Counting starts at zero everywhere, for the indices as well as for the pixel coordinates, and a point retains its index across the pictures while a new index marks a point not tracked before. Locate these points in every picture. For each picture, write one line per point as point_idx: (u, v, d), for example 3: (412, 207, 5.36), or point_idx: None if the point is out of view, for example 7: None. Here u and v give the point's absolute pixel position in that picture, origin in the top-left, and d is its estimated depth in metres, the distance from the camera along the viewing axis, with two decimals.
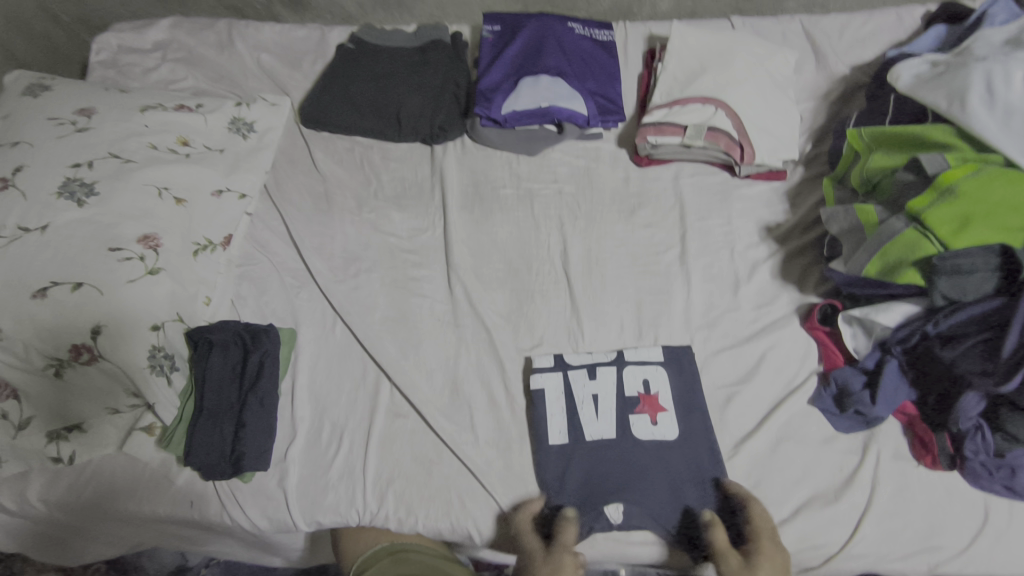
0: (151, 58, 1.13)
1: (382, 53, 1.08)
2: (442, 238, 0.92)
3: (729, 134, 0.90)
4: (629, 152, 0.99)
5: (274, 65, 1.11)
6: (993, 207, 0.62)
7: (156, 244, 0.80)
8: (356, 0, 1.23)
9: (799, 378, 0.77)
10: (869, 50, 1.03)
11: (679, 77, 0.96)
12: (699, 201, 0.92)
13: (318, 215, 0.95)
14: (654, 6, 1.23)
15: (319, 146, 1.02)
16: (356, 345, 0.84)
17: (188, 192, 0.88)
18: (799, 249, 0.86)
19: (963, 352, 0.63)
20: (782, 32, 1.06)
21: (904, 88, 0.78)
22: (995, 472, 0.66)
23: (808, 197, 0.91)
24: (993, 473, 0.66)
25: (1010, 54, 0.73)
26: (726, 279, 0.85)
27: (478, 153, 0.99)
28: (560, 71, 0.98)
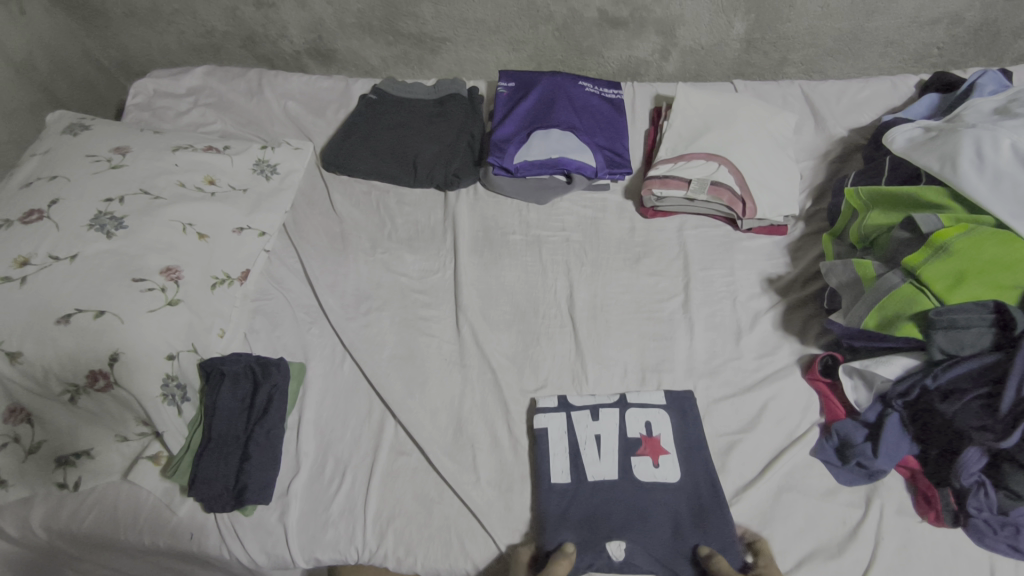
0: (184, 102, 1.20)
1: (402, 104, 1.14)
2: (452, 279, 0.95)
3: (732, 190, 0.94)
4: (634, 203, 1.03)
5: (299, 112, 1.17)
6: (984, 266, 0.65)
7: (177, 276, 0.83)
8: (380, 55, 1.31)
9: (801, 429, 0.77)
10: (864, 115, 1.09)
11: (684, 134, 1.01)
12: (702, 252, 0.95)
13: (333, 254, 0.99)
14: (660, 69, 1.30)
15: (337, 189, 1.07)
16: (363, 381, 0.86)
17: (210, 228, 0.91)
18: (800, 301, 0.88)
19: (963, 407, 0.64)
20: (782, 96, 1.11)
21: (899, 150, 0.83)
22: (999, 530, 0.66)
23: (808, 251, 0.93)
24: (997, 531, 0.66)
25: (998, 123, 0.77)
26: (728, 328, 0.87)
27: (490, 200, 1.04)
28: (572, 125, 1.03)
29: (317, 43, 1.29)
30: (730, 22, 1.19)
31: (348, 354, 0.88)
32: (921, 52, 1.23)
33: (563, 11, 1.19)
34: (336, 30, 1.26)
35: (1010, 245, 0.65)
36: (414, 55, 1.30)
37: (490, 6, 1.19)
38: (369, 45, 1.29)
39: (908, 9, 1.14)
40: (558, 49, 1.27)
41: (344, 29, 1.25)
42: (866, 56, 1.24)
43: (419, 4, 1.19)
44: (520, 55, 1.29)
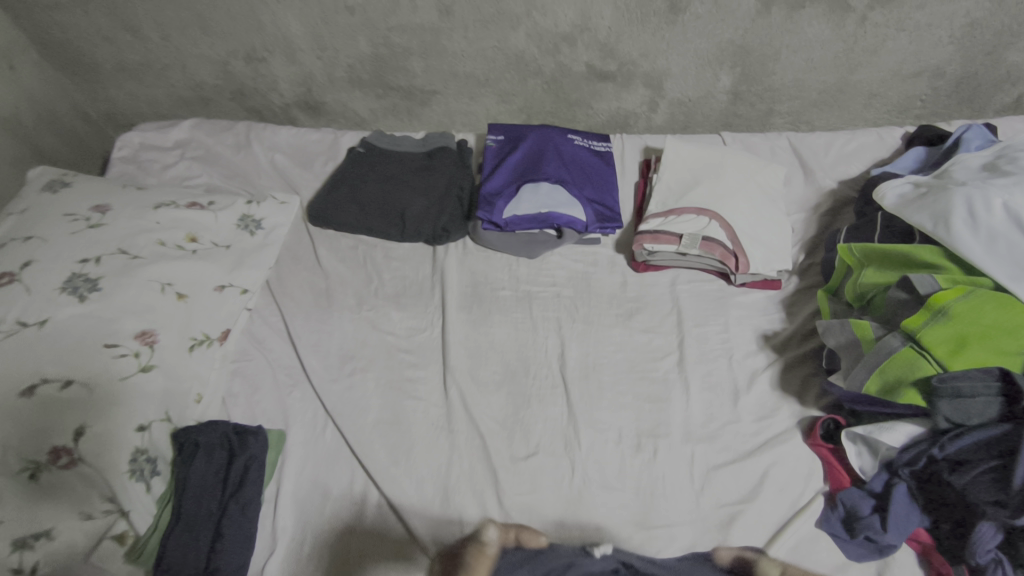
0: (170, 156, 1.19)
1: (390, 157, 1.13)
2: (439, 338, 0.92)
3: (723, 245, 0.93)
4: (626, 257, 1.01)
5: (286, 166, 1.16)
6: (985, 329, 0.63)
7: (153, 339, 0.80)
8: (369, 107, 1.31)
9: (804, 498, 0.74)
10: (853, 167, 1.09)
11: (673, 188, 1.00)
12: (696, 308, 0.93)
13: (317, 312, 0.96)
14: (649, 120, 1.31)
15: (323, 244, 1.05)
16: (345, 448, 0.82)
17: (190, 287, 0.88)
18: (797, 360, 0.86)
19: (973, 480, 0.61)
20: (771, 148, 1.12)
21: (891, 207, 0.82)
22: None
23: (803, 307, 0.92)
24: None
25: (988, 181, 0.76)
26: (725, 389, 0.84)
27: (479, 255, 1.02)
28: (561, 179, 1.02)
29: (307, 95, 1.29)
30: (717, 76, 1.20)
31: (330, 420, 0.84)
32: (905, 103, 1.25)
33: (552, 65, 1.20)
34: (326, 83, 1.26)
35: (1010, 309, 0.63)
36: (403, 107, 1.30)
37: (478, 61, 1.20)
38: (359, 98, 1.29)
39: (891, 63, 1.16)
40: (547, 101, 1.27)
41: (334, 82, 1.26)
42: (851, 108, 1.26)
43: (408, 59, 1.20)
44: (509, 107, 1.29)
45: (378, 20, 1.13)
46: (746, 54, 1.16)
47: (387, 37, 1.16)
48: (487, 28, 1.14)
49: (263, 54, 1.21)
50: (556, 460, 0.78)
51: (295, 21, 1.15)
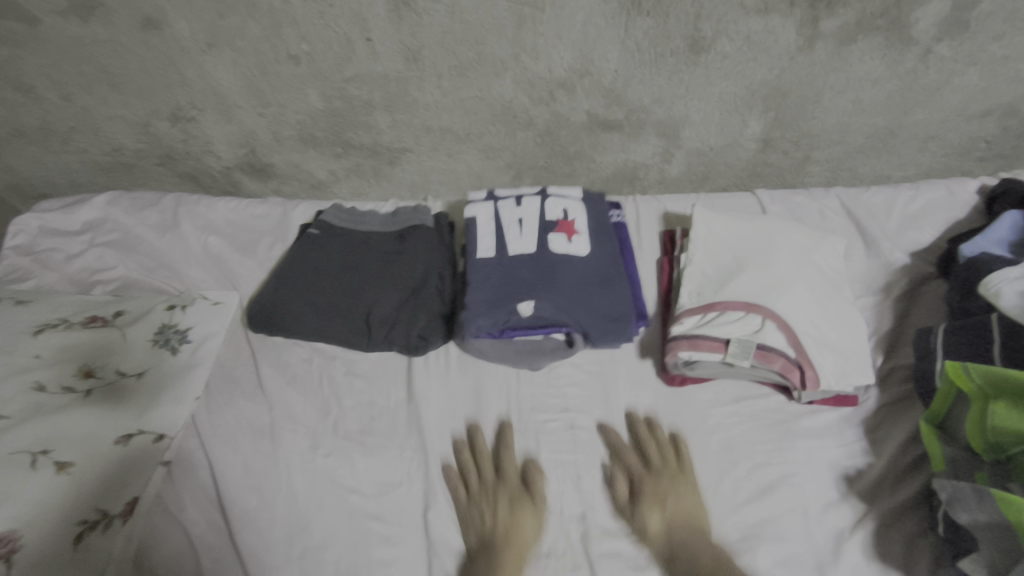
0: (77, 242, 0.96)
1: (353, 241, 0.91)
2: (420, 496, 0.70)
3: (785, 354, 0.72)
4: (654, 365, 0.79)
5: (223, 251, 0.94)
6: None
7: (13, 546, 0.58)
8: (328, 169, 1.09)
9: None
10: (924, 232, 0.88)
11: (709, 274, 0.80)
12: (751, 439, 0.72)
13: (258, 462, 0.73)
14: (662, 172, 1.11)
15: (267, 360, 0.82)
16: None
17: (78, 451, 0.66)
18: (898, 513, 0.64)
19: None
20: (820, 211, 0.92)
21: (1017, 313, 0.62)
22: None
23: (891, 432, 0.71)
24: None
25: None
26: (805, 564, 0.63)
27: (468, 369, 0.80)
28: (538, 283, 0.79)
29: (251, 157, 1.07)
30: (745, 122, 1.00)
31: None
32: (966, 146, 1.05)
33: (546, 115, 0.99)
34: (272, 143, 1.04)
35: None
36: (369, 167, 1.09)
37: (457, 113, 0.98)
38: (314, 158, 1.07)
39: (955, 102, 0.96)
40: (541, 155, 1.06)
41: (282, 142, 1.04)
42: (902, 152, 1.06)
43: (371, 113, 0.98)
44: (496, 164, 1.08)
45: (331, 70, 0.91)
46: (782, 97, 0.96)
47: (343, 89, 0.94)
48: (466, 75, 0.92)
49: (191, 113, 0.99)
50: None
51: (226, 73, 0.92)
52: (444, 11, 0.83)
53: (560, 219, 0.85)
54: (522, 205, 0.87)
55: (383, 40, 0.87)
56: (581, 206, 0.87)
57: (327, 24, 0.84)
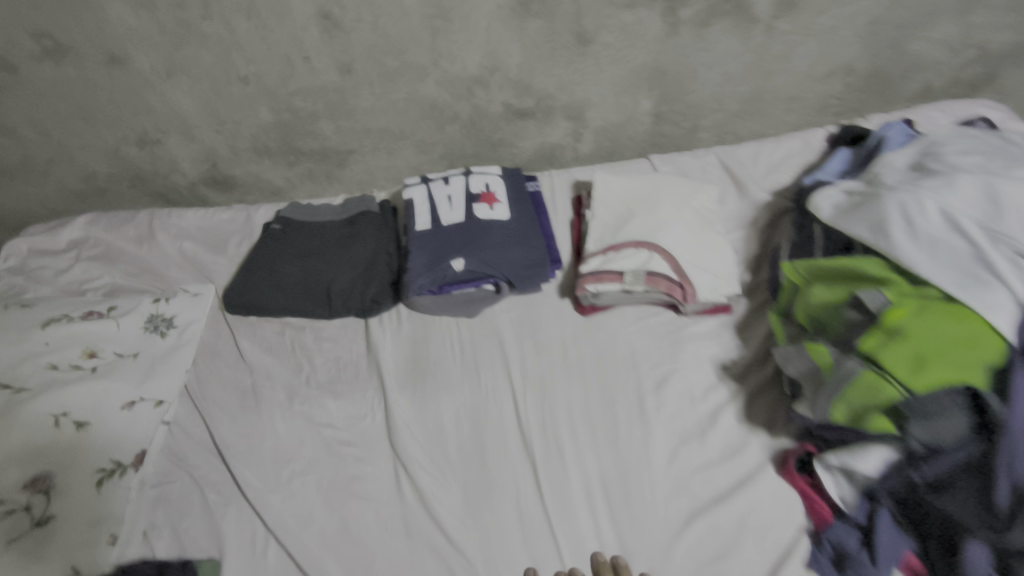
0: (64, 259, 1.08)
1: (309, 230, 1.05)
2: (383, 423, 0.84)
3: (668, 277, 0.88)
4: (571, 301, 0.95)
5: (196, 252, 1.08)
6: (945, 346, 0.59)
7: (47, 484, 0.73)
8: (284, 176, 1.24)
9: (788, 540, 0.70)
10: (784, 174, 1.08)
11: (609, 223, 0.97)
12: (648, 348, 0.88)
13: (243, 415, 0.86)
14: (576, 150, 1.28)
15: (245, 335, 0.96)
16: (291, 568, 0.73)
17: (91, 413, 0.80)
18: (760, 387, 0.82)
19: (958, 504, 0.58)
20: (701, 166, 1.10)
21: (828, 219, 0.79)
22: None
23: (756, 330, 0.88)
24: None
25: (919, 182, 0.74)
26: (690, 431, 0.79)
27: (417, 323, 0.95)
28: (466, 243, 0.95)
29: (213, 172, 1.21)
30: (636, 99, 1.18)
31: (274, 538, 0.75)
32: (822, 103, 1.25)
33: (467, 110, 1.15)
34: (231, 157, 1.18)
35: (961, 320, 0.60)
36: (320, 171, 1.23)
37: (391, 115, 1.14)
38: (270, 167, 1.21)
39: (803, 66, 1.16)
40: (469, 145, 1.23)
41: (240, 154, 1.18)
42: (772, 113, 1.26)
43: (316, 121, 1.13)
44: (431, 156, 1.24)
45: (277, 87, 1.06)
46: (662, 76, 1.14)
47: (289, 102, 1.09)
48: (394, 81, 1.08)
49: (157, 136, 1.12)
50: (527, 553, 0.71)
51: (186, 98, 1.06)
52: (368, 28, 0.99)
53: (482, 192, 1.02)
54: (449, 184, 1.04)
55: (319, 57, 1.02)
56: (499, 178, 1.04)
57: (270, 47, 1.00)
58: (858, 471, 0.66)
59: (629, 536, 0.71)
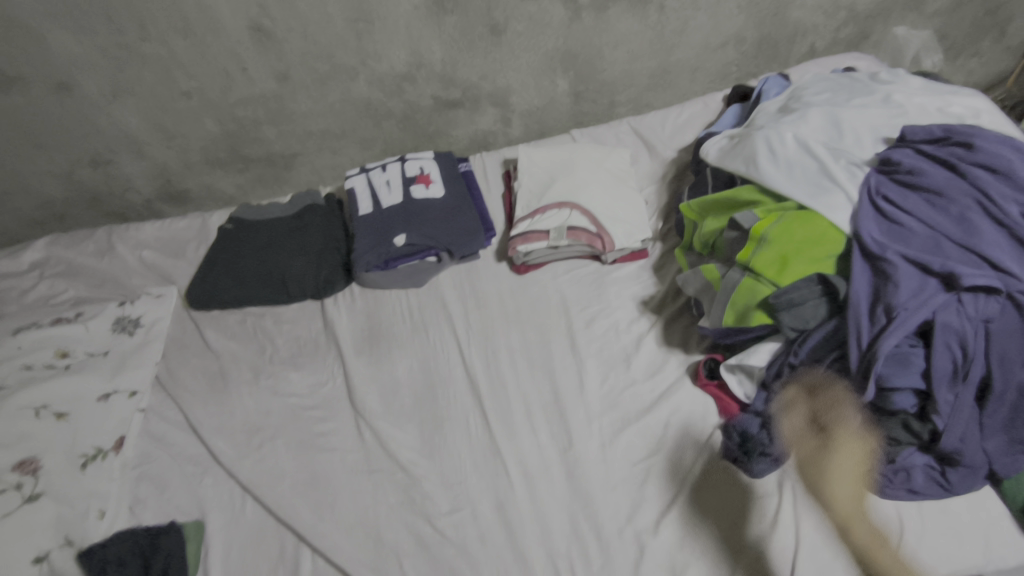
0: (28, 278, 1.14)
1: (261, 226, 1.13)
2: (344, 386, 0.93)
3: (587, 230, 1.00)
4: (507, 264, 1.06)
5: (156, 259, 1.15)
6: (800, 245, 0.71)
7: (34, 467, 0.79)
8: (234, 183, 1.31)
9: (705, 436, 0.80)
10: (689, 134, 1.20)
11: (535, 190, 1.07)
12: (578, 294, 0.98)
13: (214, 395, 0.93)
14: (507, 134, 1.39)
15: (209, 325, 1.03)
16: (270, 519, 0.80)
17: (70, 404, 0.87)
18: (675, 314, 0.93)
19: (826, 374, 0.69)
20: (615, 135, 1.22)
21: (715, 160, 0.91)
22: (894, 478, 0.70)
23: (669, 268, 1.00)
24: (893, 480, 0.70)
25: (780, 120, 0.87)
26: (617, 358, 0.89)
27: (368, 297, 1.04)
28: (407, 220, 1.04)
29: (167, 186, 1.28)
30: (554, 82, 1.29)
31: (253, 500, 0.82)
32: (723, 70, 1.39)
33: (400, 105, 1.25)
34: (182, 170, 1.25)
35: (811, 222, 0.72)
36: (269, 175, 1.31)
37: (329, 116, 1.23)
38: (221, 177, 1.29)
39: (699, 38, 1.29)
40: (406, 138, 1.32)
41: (191, 167, 1.25)
42: (680, 84, 1.39)
43: (260, 129, 1.21)
44: (372, 152, 1.33)
45: (219, 98, 1.14)
46: (574, 58, 1.26)
47: (232, 113, 1.17)
48: (328, 84, 1.17)
49: (109, 156, 1.19)
50: (482, 474, 0.80)
51: (133, 117, 1.13)
52: (298, 37, 1.07)
53: (418, 175, 1.12)
54: (387, 171, 1.14)
55: (255, 67, 1.10)
56: (432, 162, 1.14)
57: (208, 61, 1.07)
58: (752, 365, 0.76)
59: (569, 451, 0.80)
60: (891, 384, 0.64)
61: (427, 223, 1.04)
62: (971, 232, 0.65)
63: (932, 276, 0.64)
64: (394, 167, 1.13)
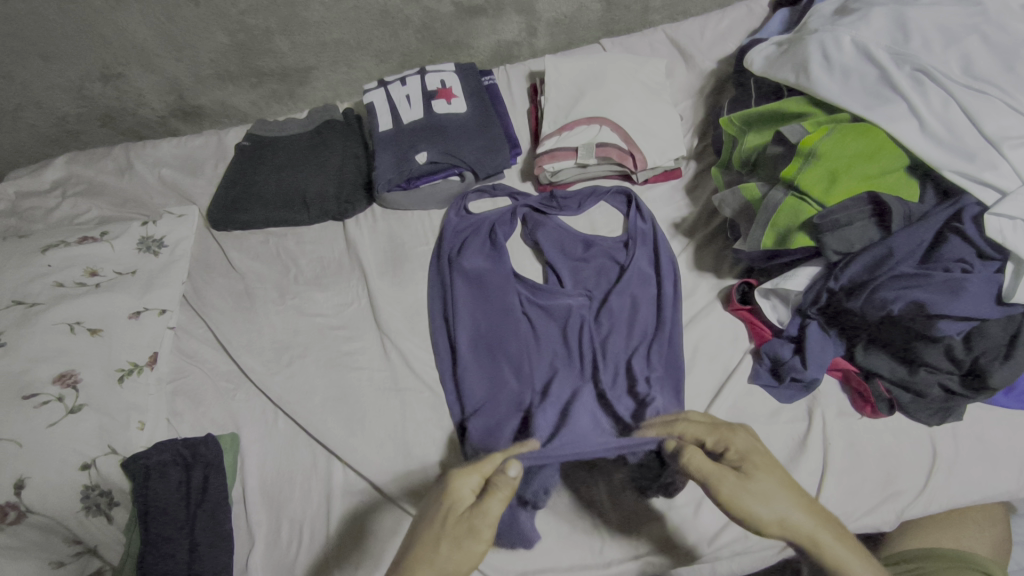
0: (51, 198, 1.13)
1: (280, 143, 1.09)
2: (369, 306, 0.93)
3: (618, 146, 0.94)
4: (532, 184, 1.03)
5: (176, 178, 1.14)
6: (851, 161, 0.67)
7: (74, 380, 0.78)
8: (248, 99, 1.27)
9: (735, 360, 0.79)
10: (730, 43, 1.11)
11: (562, 104, 1.01)
12: (606, 215, 0.95)
13: (241, 312, 0.94)
14: (531, 46, 1.30)
15: (232, 246, 1.02)
16: (302, 432, 0.83)
17: (102, 321, 0.85)
18: (709, 237, 0.90)
19: (867, 300, 0.66)
20: (649, 44, 1.13)
21: (759, 70, 0.84)
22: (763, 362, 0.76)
23: (704, 189, 0.96)
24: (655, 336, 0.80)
25: (837, 22, 0.78)
26: None
27: (390, 217, 1.02)
28: (429, 135, 1.00)
29: (180, 102, 1.24)
30: None
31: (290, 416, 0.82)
32: None
33: (419, 12, 1.15)
34: (195, 85, 1.21)
35: (867, 135, 0.68)
36: (283, 91, 1.26)
37: (344, 25, 1.15)
38: (235, 92, 1.24)
39: None
40: (425, 49, 1.24)
41: (203, 82, 1.20)
42: None
43: (272, 39, 1.14)
44: (390, 65, 1.26)
45: (227, 5, 1.06)
46: None
47: (242, 21, 1.10)
48: None
49: (118, 70, 1.14)
50: None
51: (139, 25, 1.07)
52: None
53: (439, 88, 1.05)
54: (407, 85, 1.07)
55: None
56: (455, 75, 1.07)
57: None
58: (791, 290, 0.73)
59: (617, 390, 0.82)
60: (937, 311, 0.61)
61: (448, 145, 0.99)
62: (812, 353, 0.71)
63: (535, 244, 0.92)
64: (413, 79, 1.07)
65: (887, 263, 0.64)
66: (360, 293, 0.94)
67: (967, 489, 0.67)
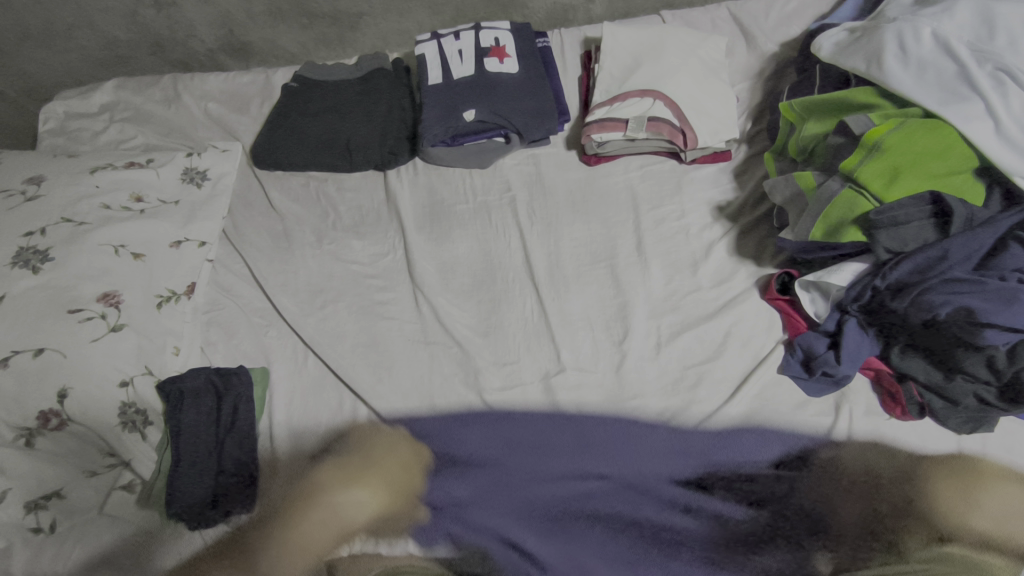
0: (99, 121, 1.15)
1: (328, 87, 1.10)
2: (404, 259, 0.93)
3: (671, 123, 0.92)
4: (577, 152, 1.01)
5: (221, 112, 1.15)
6: (917, 158, 0.66)
7: (117, 300, 0.80)
8: (297, 40, 1.25)
9: (767, 349, 0.78)
10: (795, 26, 1.07)
11: (616, 73, 0.99)
12: (649, 192, 0.94)
13: (278, 252, 0.95)
14: (588, 11, 1.26)
15: (274, 186, 1.03)
16: (330, 374, 0.85)
17: (145, 246, 0.87)
18: (753, 223, 0.89)
19: (912, 302, 0.66)
20: (711, 20, 1.10)
21: (827, 56, 0.81)
22: (794, 354, 0.76)
23: (752, 174, 0.94)
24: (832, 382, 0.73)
25: (919, 12, 0.75)
26: (684, 262, 0.87)
27: (430, 173, 1.01)
28: (479, 93, 0.99)
29: (230, 37, 1.23)
30: None
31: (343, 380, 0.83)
32: None
33: None
34: (246, 21, 1.20)
35: (938, 132, 0.66)
36: (333, 35, 1.24)
37: None
38: (284, 32, 1.23)
39: None
40: (480, 6, 1.21)
41: (254, 18, 1.19)
42: None
43: None
44: (442, 18, 1.23)
45: None
46: None
47: None
48: None
49: None
50: (543, 368, 0.81)
51: None
52: None
53: (492, 46, 1.04)
54: (460, 39, 1.05)
55: None
56: (510, 34, 1.05)
57: None
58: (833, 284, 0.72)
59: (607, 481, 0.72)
60: None
61: (496, 104, 0.98)
62: (855, 360, 0.71)
63: (522, 305, 0.86)
64: (468, 34, 1.05)
65: (939, 266, 0.64)
66: (396, 245, 0.95)
67: (988, 499, 0.67)
